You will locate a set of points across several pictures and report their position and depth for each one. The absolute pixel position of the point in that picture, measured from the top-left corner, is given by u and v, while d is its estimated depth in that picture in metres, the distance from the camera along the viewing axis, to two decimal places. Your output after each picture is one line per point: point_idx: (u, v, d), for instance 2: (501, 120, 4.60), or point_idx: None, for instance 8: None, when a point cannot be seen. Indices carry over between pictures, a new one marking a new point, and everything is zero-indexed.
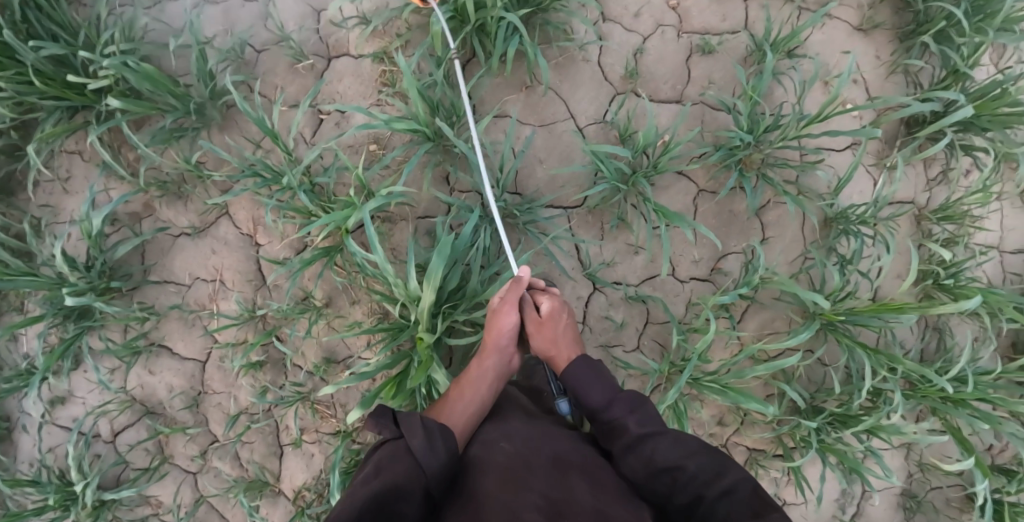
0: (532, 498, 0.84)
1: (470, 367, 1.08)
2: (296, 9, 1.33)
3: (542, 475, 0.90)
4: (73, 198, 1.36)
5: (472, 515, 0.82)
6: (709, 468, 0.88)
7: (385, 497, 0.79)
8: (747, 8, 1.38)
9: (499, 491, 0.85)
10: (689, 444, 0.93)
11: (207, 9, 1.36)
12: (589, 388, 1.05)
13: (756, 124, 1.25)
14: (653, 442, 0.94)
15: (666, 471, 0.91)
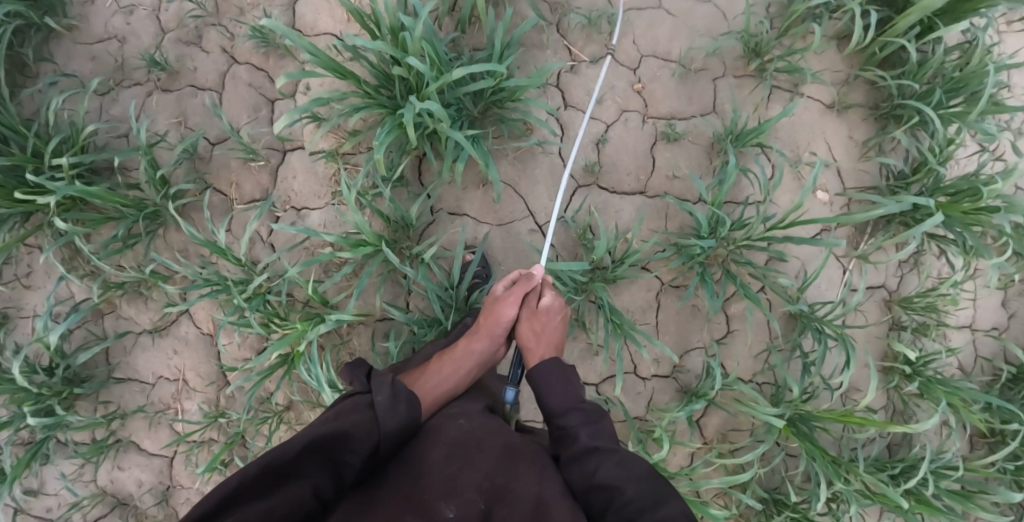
0: (473, 481, 0.83)
1: (456, 345, 1.09)
2: (250, 101, 1.33)
3: (487, 462, 0.87)
4: (35, 293, 1.35)
5: (413, 483, 0.83)
6: (648, 497, 0.82)
7: (334, 442, 0.81)
8: (716, 91, 1.35)
9: (443, 467, 0.85)
10: (638, 467, 0.86)
11: (163, 101, 1.35)
12: (558, 388, 1.01)
13: (719, 225, 1.21)
14: (602, 457, 0.88)
15: (603, 489, 0.84)
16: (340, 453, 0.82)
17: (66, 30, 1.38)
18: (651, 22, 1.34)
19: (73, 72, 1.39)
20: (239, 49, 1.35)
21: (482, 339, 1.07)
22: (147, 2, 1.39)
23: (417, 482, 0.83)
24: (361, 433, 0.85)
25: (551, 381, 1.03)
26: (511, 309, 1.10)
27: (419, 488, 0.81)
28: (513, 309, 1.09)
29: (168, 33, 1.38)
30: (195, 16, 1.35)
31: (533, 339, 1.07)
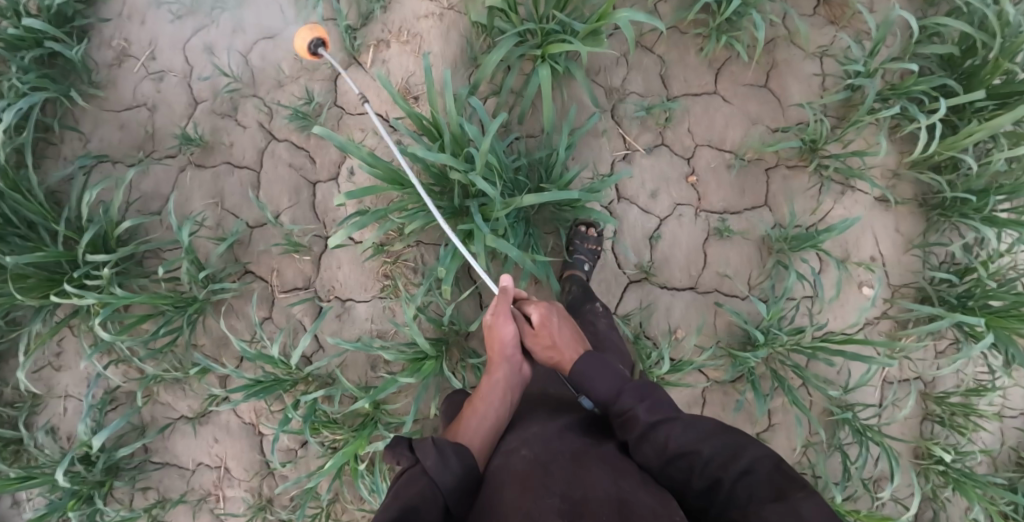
0: (552, 505, 0.78)
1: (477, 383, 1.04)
2: (290, 182, 1.28)
3: (558, 478, 0.84)
4: (66, 373, 1.30)
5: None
6: (725, 450, 0.82)
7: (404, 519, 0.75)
8: (768, 184, 1.33)
9: (518, 502, 0.81)
10: (704, 425, 0.85)
11: (199, 178, 1.29)
12: (597, 380, 0.98)
13: (770, 330, 1.21)
14: (665, 428, 0.87)
15: (681, 457, 0.84)
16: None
17: (92, 95, 1.33)
18: (706, 108, 1.33)
19: (99, 141, 1.33)
20: (279, 126, 1.30)
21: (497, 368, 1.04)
22: (179, 69, 1.34)
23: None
24: (425, 502, 0.79)
25: (587, 375, 1.01)
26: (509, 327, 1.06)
27: None
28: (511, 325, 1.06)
29: (202, 103, 1.32)
30: (231, 89, 1.30)
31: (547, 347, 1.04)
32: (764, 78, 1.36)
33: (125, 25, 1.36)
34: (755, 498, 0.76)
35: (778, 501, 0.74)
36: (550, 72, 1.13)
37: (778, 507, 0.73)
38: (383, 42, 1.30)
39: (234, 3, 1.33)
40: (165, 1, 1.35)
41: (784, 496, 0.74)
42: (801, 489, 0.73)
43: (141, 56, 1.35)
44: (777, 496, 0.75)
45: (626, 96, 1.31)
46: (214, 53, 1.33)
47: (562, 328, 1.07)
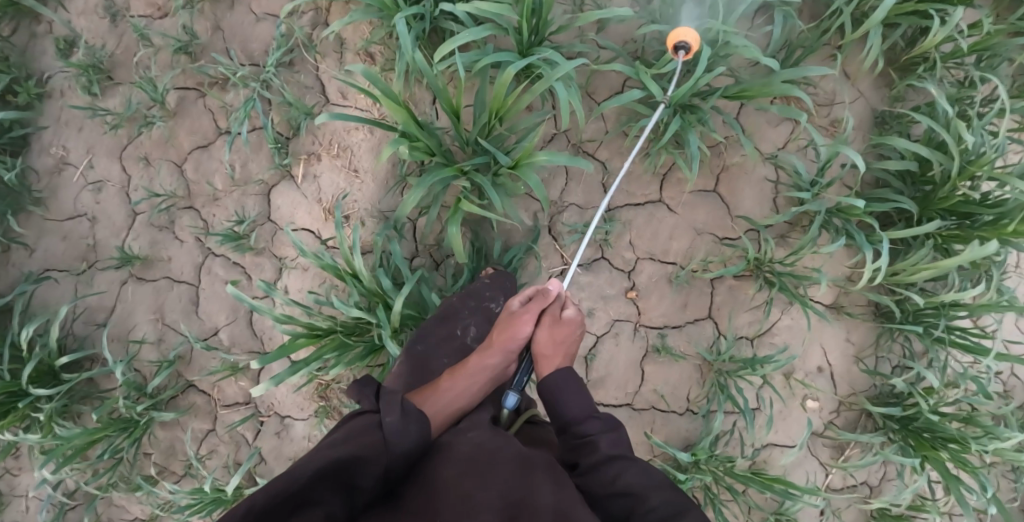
0: (491, 499, 0.76)
1: (470, 359, 1.03)
2: (228, 298, 1.29)
3: (503, 477, 0.81)
4: (25, 474, 1.35)
5: (427, 502, 0.76)
6: (670, 507, 0.80)
7: (349, 465, 0.73)
8: (713, 295, 1.29)
9: (459, 483, 0.79)
10: (657, 476, 0.84)
11: (141, 291, 1.31)
12: (571, 397, 0.96)
13: (702, 457, 1.20)
14: (620, 466, 0.85)
15: (626, 497, 0.81)
16: (353, 476, 0.73)
17: (34, 206, 1.35)
18: (649, 219, 1.28)
19: (44, 251, 1.35)
20: (214, 240, 1.30)
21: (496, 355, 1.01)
22: (117, 178, 1.34)
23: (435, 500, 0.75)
24: (374, 453, 0.76)
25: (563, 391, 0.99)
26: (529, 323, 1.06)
27: (435, 508, 0.74)
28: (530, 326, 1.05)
29: (140, 215, 1.33)
30: (167, 203, 1.30)
31: (548, 351, 1.03)
32: (711, 183, 1.31)
33: (63, 132, 1.36)
34: None
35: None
36: (459, 230, 1.08)
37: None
38: (313, 155, 1.28)
39: (167, 113, 1.32)
40: (100, 111, 1.34)
41: None
42: None
43: (79, 165, 1.35)
44: None
45: (565, 209, 1.27)
46: (149, 164, 1.32)
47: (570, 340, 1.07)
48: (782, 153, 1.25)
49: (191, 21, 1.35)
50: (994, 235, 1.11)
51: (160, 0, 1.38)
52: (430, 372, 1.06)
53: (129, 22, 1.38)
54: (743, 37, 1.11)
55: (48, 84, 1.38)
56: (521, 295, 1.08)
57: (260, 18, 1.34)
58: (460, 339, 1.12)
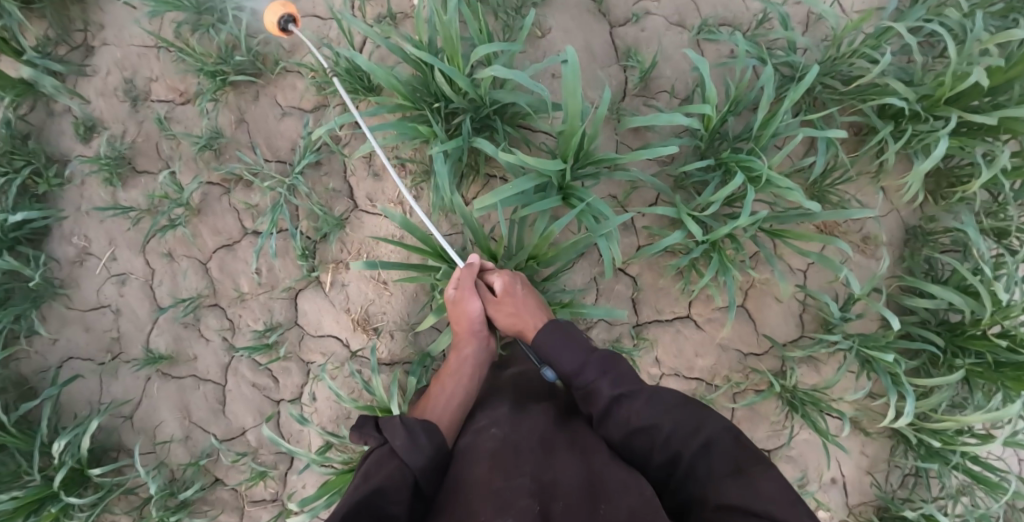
0: (522, 482, 0.82)
1: (447, 359, 1.11)
2: (254, 400, 1.29)
3: (528, 457, 0.88)
4: None
5: (465, 505, 0.82)
6: (686, 425, 0.89)
7: (373, 499, 0.80)
8: (734, 411, 1.31)
9: (487, 477, 0.85)
10: (665, 399, 0.93)
11: (166, 388, 1.31)
12: (560, 355, 1.04)
13: None
14: (629, 404, 0.94)
15: (643, 432, 0.90)
16: (384, 507, 0.81)
17: (56, 297, 1.33)
18: (675, 336, 1.29)
19: (67, 341, 1.34)
20: (241, 341, 1.30)
21: (467, 346, 1.10)
22: (140, 272, 1.32)
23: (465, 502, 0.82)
24: (393, 483, 0.84)
25: (549, 352, 1.06)
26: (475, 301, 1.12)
27: (473, 507, 0.81)
28: (477, 300, 1.12)
29: (164, 310, 1.31)
30: (193, 302, 1.29)
31: (510, 321, 1.09)
32: (740, 299, 1.31)
33: (84, 221, 1.34)
34: (715, 473, 0.84)
35: (736, 476, 0.83)
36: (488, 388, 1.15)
37: (737, 482, 0.82)
38: (342, 263, 1.26)
39: (192, 209, 1.29)
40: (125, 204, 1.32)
41: (743, 474, 0.83)
42: (759, 468, 0.82)
43: (102, 256, 1.33)
44: (735, 470, 0.84)
45: (593, 325, 1.28)
46: (173, 260, 1.31)
47: (524, 300, 1.12)
48: (813, 288, 1.24)
49: (215, 113, 1.31)
50: (1015, 388, 1.12)
51: (182, 85, 1.35)
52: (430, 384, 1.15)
53: (151, 108, 1.35)
54: (789, 180, 1.08)
55: (67, 170, 1.35)
56: (451, 280, 1.14)
57: (285, 112, 1.31)
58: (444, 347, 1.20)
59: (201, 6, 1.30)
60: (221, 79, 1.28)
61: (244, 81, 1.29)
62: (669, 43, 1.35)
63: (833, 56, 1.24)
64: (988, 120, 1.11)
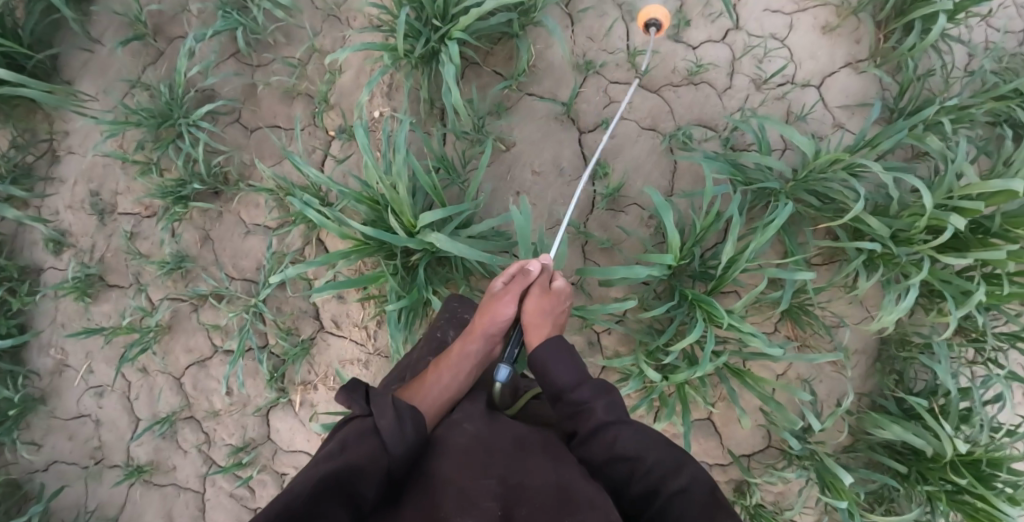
0: (490, 488, 0.76)
1: (454, 348, 1.04)
2: (232, 508, 1.34)
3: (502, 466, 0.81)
4: None
5: (429, 498, 0.75)
6: (669, 461, 0.81)
7: (347, 474, 0.70)
8: None
9: (461, 477, 0.78)
10: (653, 433, 0.84)
11: (148, 495, 1.35)
12: (561, 366, 0.97)
13: None
14: (616, 428, 0.85)
15: (624, 460, 0.82)
16: (352, 488, 0.71)
17: (37, 409, 1.36)
18: None
19: (51, 447, 1.36)
20: (217, 452, 1.33)
21: (482, 343, 1.03)
22: (117, 384, 1.35)
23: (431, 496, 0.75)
24: (367, 464, 0.73)
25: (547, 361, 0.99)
26: (510, 305, 1.06)
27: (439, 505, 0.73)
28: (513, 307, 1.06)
29: (142, 421, 1.35)
30: (170, 417, 1.32)
31: (535, 331, 1.02)
32: (706, 414, 1.31)
33: (60, 332, 1.36)
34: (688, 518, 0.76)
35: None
36: None
37: None
38: (310, 383, 1.29)
39: (163, 326, 1.31)
40: (100, 320, 1.34)
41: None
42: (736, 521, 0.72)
43: (79, 369, 1.36)
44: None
45: None
46: (147, 374, 1.33)
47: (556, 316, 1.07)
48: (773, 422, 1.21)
49: (180, 230, 1.32)
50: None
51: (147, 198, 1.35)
52: (418, 364, 1.08)
53: (118, 222, 1.35)
54: (751, 327, 1.07)
55: (42, 280, 1.37)
56: (500, 278, 1.09)
57: (248, 230, 1.30)
58: (443, 336, 1.12)
59: (163, 118, 1.28)
60: (182, 204, 1.27)
61: (207, 212, 1.30)
62: (639, 150, 1.31)
63: (807, 176, 1.20)
64: (961, 261, 1.09)
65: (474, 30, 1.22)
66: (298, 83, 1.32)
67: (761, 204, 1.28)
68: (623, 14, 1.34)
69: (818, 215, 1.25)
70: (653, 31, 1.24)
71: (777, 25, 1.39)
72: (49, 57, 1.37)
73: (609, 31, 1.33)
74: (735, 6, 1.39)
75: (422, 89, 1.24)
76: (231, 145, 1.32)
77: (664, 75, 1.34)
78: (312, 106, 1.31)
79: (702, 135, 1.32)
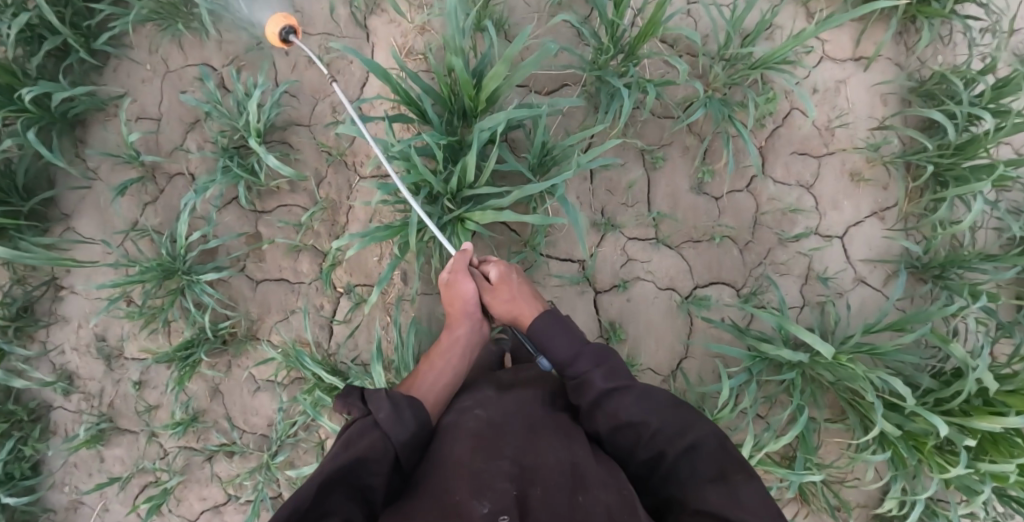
0: (504, 467, 0.80)
1: (440, 338, 1.08)
2: None
3: (513, 443, 0.85)
4: None
5: (445, 481, 0.79)
6: (674, 426, 0.86)
7: (353, 469, 0.76)
8: None
9: (472, 456, 0.82)
10: (656, 399, 0.90)
11: None
12: (554, 344, 1.02)
13: None
14: (618, 399, 0.91)
15: (629, 428, 0.88)
16: (364, 480, 0.77)
17: None
18: None
19: None
20: None
21: (461, 325, 1.08)
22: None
23: (446, 478, 0.79)
24: (377, 455, 0.79)
25: (546, 337, 1.04)
26: (470, 284, 1.10)
27: (452, 488, 0.77)
28: (473, 282, 1.10)
29: None
30: None
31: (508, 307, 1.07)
32: None
33: (73, 472, 1.35)
34: (698, 476, 0.82)
35: (719, 483, 0.79)
36: None
37: (719, 489, 0.79)
38: None
39: (177, 475, 1.31)
40: (115, 461, 1.34)
41: (725, 480, 0.80)
42: (742, 476, 0.79)
43: (94, 506, 1.35)
44: (717, 477, 0.81)
45: None
46: (162, 517, 1.32)
47: (519, 289, 1.11)
48: None
49: (189, 385, 1.30)
50: None
51: (156, 344, 1.33)
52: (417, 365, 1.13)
53: (126, 366, 1.34)
54: None
55: (52, 420, 1.35)
56: (448, 262, 1.11)
57: (258, 387, 1.30)
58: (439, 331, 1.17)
59: (166, 273, 1.25)
60: (191, 364, 1.26)
61: (214, 373, 1.29)
62: (656, 313, 1.28)
63: (821, 362, 1.18)
64: (969, 469, 1.10)
65: (483, 199, 1.17)
66: (304, 237, 1.29)
67: (776, 382, 1.25)
68: (644, 164, 1.30)
69: (828, 384, 1.24)
70: (294, 37, 1.09)
71: (802, 171, 1.36)
72: (46, 198, 1.33)
73: (630, 185, 1.28)
74: (759, 151, 1.36)
75: (433, 258, 1.20)
76: (239, 294, 1.30)
77: (684, 229, 1.30)
78: (322, 259, 1.29)
79: (720, 296, 1.30)
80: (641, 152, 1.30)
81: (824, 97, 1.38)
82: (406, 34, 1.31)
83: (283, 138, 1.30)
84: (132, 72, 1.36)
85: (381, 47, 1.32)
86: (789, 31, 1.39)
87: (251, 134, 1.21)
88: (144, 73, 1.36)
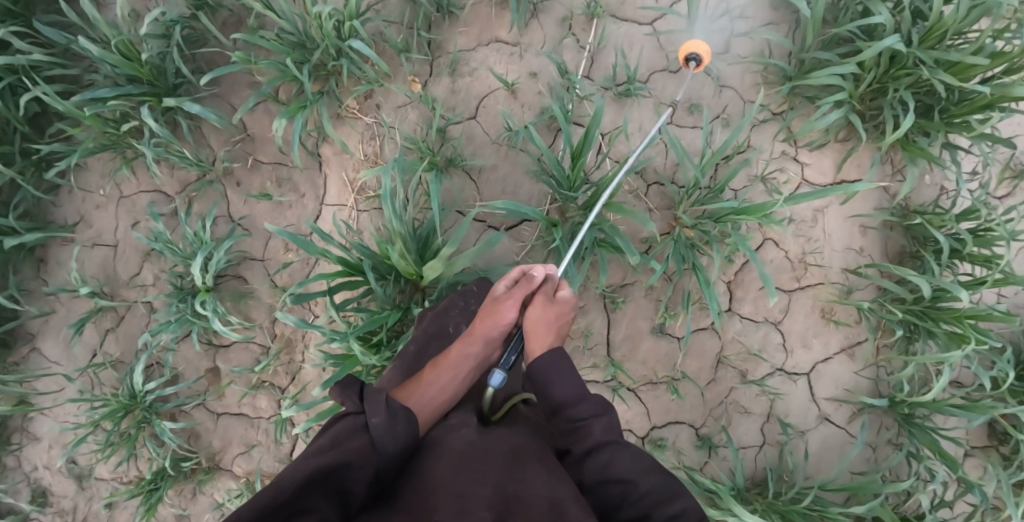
0: (483, 494, 0.67)
1: (452, 349, 0.95)
2: None
3: (495, 471, 0.73)
4: None
5: (420, 501, 0.66)
6: (665, 486, 0.73)
7: (338, 470, 0.64)
8: None
9: (452, 480, 0.70)
10: (651, 458, 0.77)
11: None
12: (562, 382, 0.88)
13: None
14: (613, 450, 0.78)
15: (618, 483, 0.75)
16: (342, 483, 0.64)
17: None
18: None
19: None
20: None
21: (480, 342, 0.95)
22: None
23: (424, 498, 0.66)
24: (362, 460, 0.67)
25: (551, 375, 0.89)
26: (513, 309, 0.97)
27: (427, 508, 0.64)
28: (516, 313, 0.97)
29: None
30: None
31: (531, 333, 0.93)
32: None
33: None
34: None
35: None
36: None
37: None
38: None
39: None
40: None
41: None
42: None
43: None
44: None
45: None
46: None
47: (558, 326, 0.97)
48: None
49: (157, 511, 1.33)
50: None
51: (125, 468, 1.36)
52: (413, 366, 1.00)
53: (97, 486, 1.37)
54: None
55: None
56: (505, 281, 1.00)
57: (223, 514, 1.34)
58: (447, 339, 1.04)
59: (127, 409, 1.26)
60: (156, 498, 1.28)
61: (180, 506, 1.32)
62: None
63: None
64: None
65: None
66: (262, 375, 1.29)
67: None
68: (604, 307, 1.27)
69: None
70: None
71: (771, 307, 1.31)
72: (10, 328, 1.34)
73: (588, 330, 1.27)
74: (727, 286, 1.31)
75: None
76: (201, 426, 1.32)
77: (643, 372, 1.28)
78: (279, 397, 1.29)
79: (677, 437, 1.28)
80: (601, 295, 1.27)
81: (800, 228, 1.31)
82: (358, 167, 1.26)
83: (236, 274, 1.28)
84: (86, 198, 1.34)
85: (333, 180, 1.27)
86: (766, 154, 1.31)
87: (198, 294, 1.21)
88: (98, 199, 1.33)
